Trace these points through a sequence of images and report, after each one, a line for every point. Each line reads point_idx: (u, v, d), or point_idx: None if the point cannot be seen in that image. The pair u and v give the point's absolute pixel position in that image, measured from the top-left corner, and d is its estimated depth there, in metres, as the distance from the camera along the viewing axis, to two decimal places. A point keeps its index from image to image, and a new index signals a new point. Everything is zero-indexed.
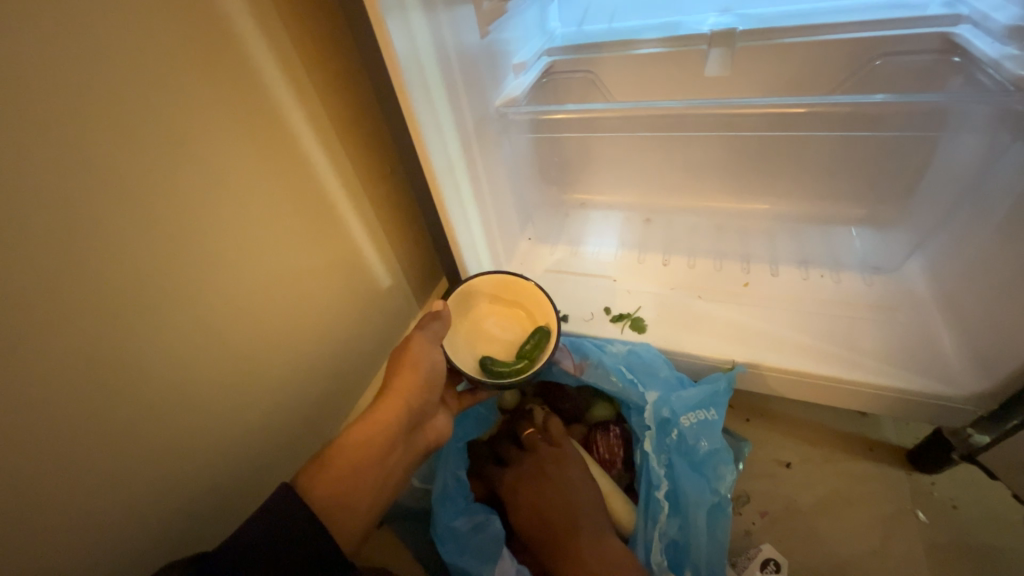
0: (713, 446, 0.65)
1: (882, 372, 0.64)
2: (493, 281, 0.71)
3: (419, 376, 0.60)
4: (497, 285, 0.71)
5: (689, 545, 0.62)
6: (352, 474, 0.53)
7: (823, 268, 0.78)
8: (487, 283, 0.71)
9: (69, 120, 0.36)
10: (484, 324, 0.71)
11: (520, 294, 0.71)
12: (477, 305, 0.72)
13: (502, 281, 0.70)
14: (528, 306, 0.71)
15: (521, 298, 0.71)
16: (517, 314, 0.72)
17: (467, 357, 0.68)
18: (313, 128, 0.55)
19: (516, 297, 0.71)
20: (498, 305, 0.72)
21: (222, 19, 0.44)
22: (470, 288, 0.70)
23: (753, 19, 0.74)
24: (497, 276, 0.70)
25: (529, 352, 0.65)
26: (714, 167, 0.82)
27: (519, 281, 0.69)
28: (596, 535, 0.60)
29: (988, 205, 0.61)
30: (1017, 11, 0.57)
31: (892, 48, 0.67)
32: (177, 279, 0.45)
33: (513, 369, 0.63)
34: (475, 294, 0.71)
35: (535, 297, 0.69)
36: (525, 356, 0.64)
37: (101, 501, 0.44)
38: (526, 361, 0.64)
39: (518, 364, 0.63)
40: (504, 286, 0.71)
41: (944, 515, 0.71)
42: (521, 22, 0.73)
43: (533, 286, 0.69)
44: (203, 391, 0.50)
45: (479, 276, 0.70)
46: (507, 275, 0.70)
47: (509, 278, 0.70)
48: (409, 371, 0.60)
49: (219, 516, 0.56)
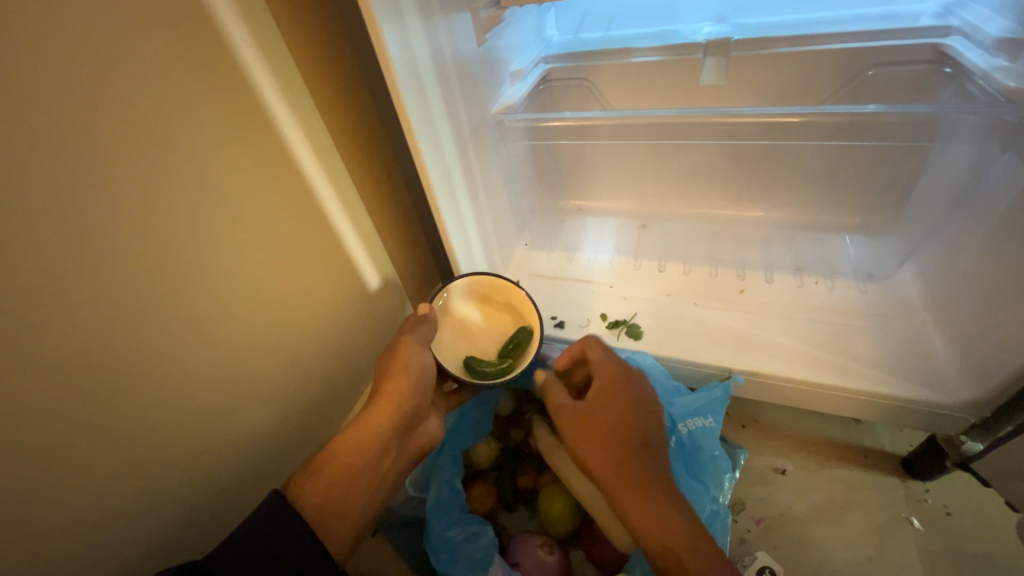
0: (713, 452, 0.66)
1: (876, 379, 0.64)
2: (475, 281, 0.70)
3: (410, 379, 0.59)
4: (478, 286, 0.70)
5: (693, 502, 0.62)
6: (345, 479, 0.54)
7: (817, 276, 0.78)
8: (470, 284, 0.70)
9: (63, 126, 0.36)
10: (466, 326, 0.70)
11: (501, 294, 0.70)
12: (460, 308, 0.71)
13: (483, 281, 0.70)
14: (510, 306, 0.71)
15: (503, 298, 0.71)
16: (500, 316, 0.71)
17: (453, 358, 0.67)
18: (304, 131, 0.55)
19: (501, 298, 0.71)
20: (482, 307, 0.72)
21: (215, 27, 0.44)
22: (452, 289, 0.69)
23: (746, 28, 0.75)
24: (478, 277, 0.70)
25: (513, 351, 0.65)
26: (710, 175, 0.83)
27: (502, 282, 0.69)
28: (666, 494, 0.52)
29: (979, 214, 0.62)
30: (1006, 23, 0.58)
31: (885, 58, 0.68)
32: (171, 283, 0.45)
33: (498, 368, 0.63)
34: (457, 295, 0.70)
35: (517, 297, 0.69)
36: (509, 355, 0.65)
37: (88, 514, 0.43)
38: (512, 360, 0.64)
39: (503, 363, 0.64)
40: (485, 286, 0.70)
41: (937, 521, 0.71)
42: (519, 30, 0.74)
43: (517, 287, 0.69)
44: (195, 398, 0.49)
45: (461, 277, 0.69)
46: (489, 274, 0.69)
47: (489, 278, 0.70)
48: (400, 375, 0.59)
49: (207, 529, 0.55)
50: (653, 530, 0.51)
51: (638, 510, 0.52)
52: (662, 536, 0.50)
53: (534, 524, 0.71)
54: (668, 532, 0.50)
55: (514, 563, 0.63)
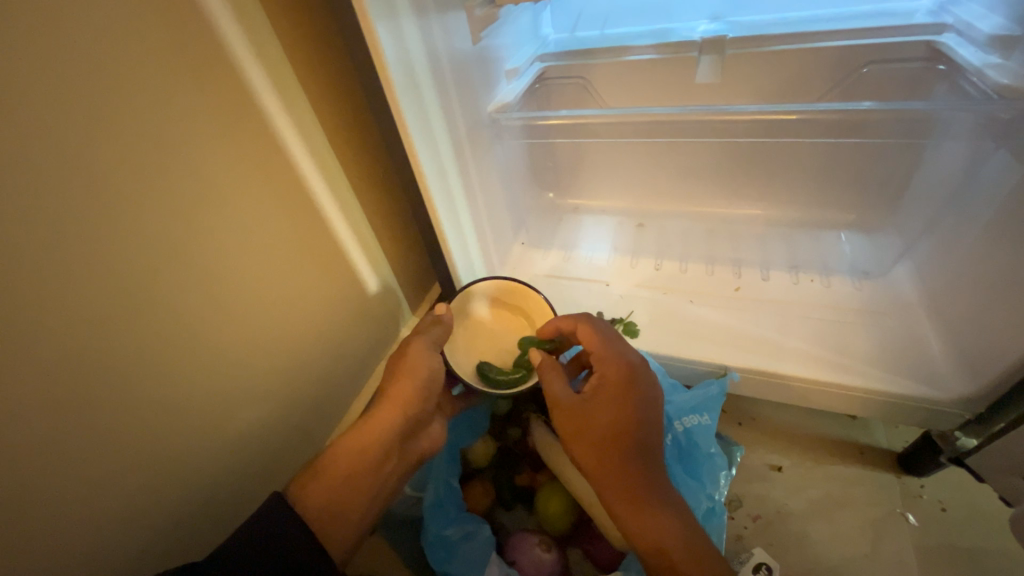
0: (710, 450, 0.66)
1: (872, 376, 0.65)
2: (499, 286, 0.70)
3: (415, 384, 0.58)
4: (500, 290, 0.71)
5: (689, 500, 0.63)
6: (346, 483, 0.54)
7: (813, 273, 0.78)
8: (491, 287, 0.70)
9: (55, 128, 0.35)
10: (482, 329, 0.71)
11: (522, 301, 0.71)
12: (478, 309, 0.71)
13: (509, 287, 0.70)
14: (529, 314, 0.71)
15: (524, 306, 0.71)
16: (518, 323, 0.71)
17: (466, 361, 0.67)
18: (299, 132, 0.55)
19: (520, 306, 0.71)
20: (500, 312, 0.72)
21: (208, 27, 0.44)
22: (475, 291, 0.69)
23: (741, 26, 0.76)
24: (503, 282, 0.70)
25: (528, 363, 0.65)
26: (706, 173, 0.83)
27: (526, 290, 0.69)
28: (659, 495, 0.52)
29: (973, 211, 0.62)
30: (999, 21, 0.59)
31: (879, 56, 0.68)
32: (167, 283, 0.45)
33: (511, 380, 0.63)
34: (478, 297, 0.70)
35: (538, 307, 0.69)
36: (524, 366, 0.65)
37: (83, 517, 0.43)
38: (525, 372, 0.64)
39: (517, 374, 0.64)
40: (508, 292, 0.71)
41: (932, 516, 0.71)
42: (515, 28, 0.74)
43: (539, 297, 0.69)
44: (192, 398, 0.49)
45: (484, 279, 0.69)
46: (515, 281, 0.69)
47: (516, 284, 0.69)
48: (408, 379, 0.59)
49: (206, 529, 0.55)
50: (644, 531, 0.51)
51: (631, 511, 0.52)
52: (653, 537, 0.50)
53: (533, 522, 0.71)
54: (659, 534, 0.50)
55: (512, 561, 0.63)
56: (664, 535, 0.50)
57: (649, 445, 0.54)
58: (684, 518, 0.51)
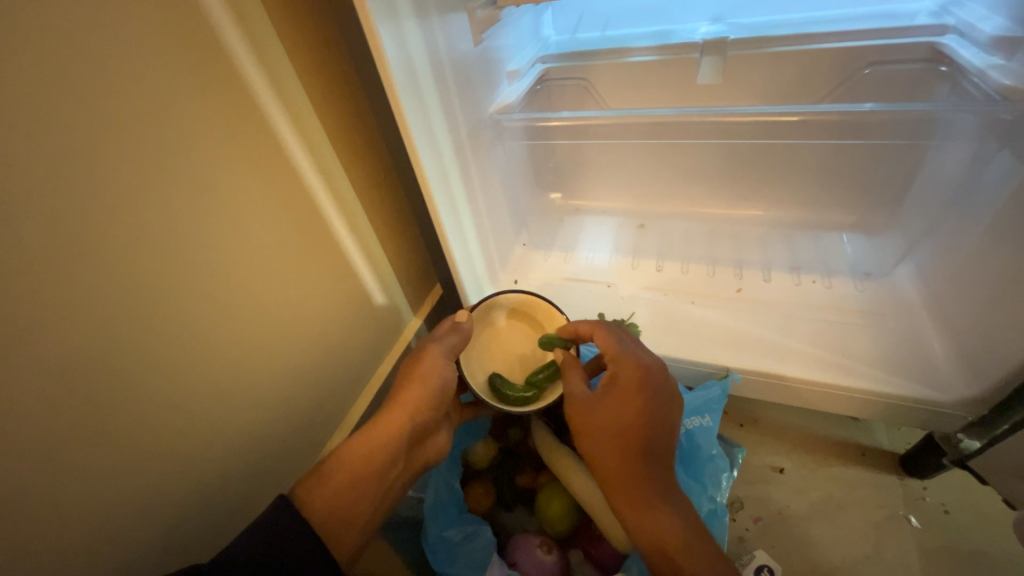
0: (711, 452, 0.65)
1: (874, 378, 0.64)
2: (524, 301, 0.71)
3: (426, 391, 0.59)
4: (525, 305, 0.71)
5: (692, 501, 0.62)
6: (352, 488, 0.53)
7: (814, 275, 0.78)
8: (516, 300, 0.71)
9: (58, 130, 0.35)
10: (499, 340, 0.71)
11: (545, 320, 0.70)
12: (499, 321, 0.72)
13: (534, 304, 0.70)
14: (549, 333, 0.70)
15: (546, 326, 0.71)
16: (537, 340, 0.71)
17: (478, 371, 0.68)
18: (300, 134, 0.55)
19: (542, 325, 0.71)
20: (521, 327, 0.72)
21: (210, 28, 0.44)
22: (498, 301, 0.71)
23: (742, 27, 0.76)
24: (529, 298, 0.70)
25: (540, 382, 0.64)
26: (707, 174, 0.83)
27: (551, 310, 0.69)
28: (663, 493, 0.52)
29: (975, 212, 0.62)
30: (1003, 22, 0.58)
31: (882, 56, 0.68)
32: (169, 285, 0.45)
33: (522, 396, 0.63)
34: (501, 308, 0.71)
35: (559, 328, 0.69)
36: (536, 385, 0.64)
37: (83, 521, 0.42)
38: (535, 391, 0.63)
39: (526, 392, 0.63)
40: (533, 308, 0.71)
41: (934, 518, 0.71)
42: (516, 29, 0.74)
43: (560, 315, 0.69)
44: (194, 400, 0.49)
45: (509, 291, 0.70)
46: (542, 300, 0.69)
47: (543, 303, 0.69)
48: (418, 385, 0.59)
49: (208, 532, 0.55)
50: (644, 525, 0.50)
51: (634, 508, 0.51)
52: (653, 533, 0.50)
53: (533, 523, 0.72)
54: (660, 530, 0.50)
55: (513, 562, 0.63)
56: (665, 531, 0.50)
57: (657, 443, 0.53)
58: (687, 517, 0.51)
